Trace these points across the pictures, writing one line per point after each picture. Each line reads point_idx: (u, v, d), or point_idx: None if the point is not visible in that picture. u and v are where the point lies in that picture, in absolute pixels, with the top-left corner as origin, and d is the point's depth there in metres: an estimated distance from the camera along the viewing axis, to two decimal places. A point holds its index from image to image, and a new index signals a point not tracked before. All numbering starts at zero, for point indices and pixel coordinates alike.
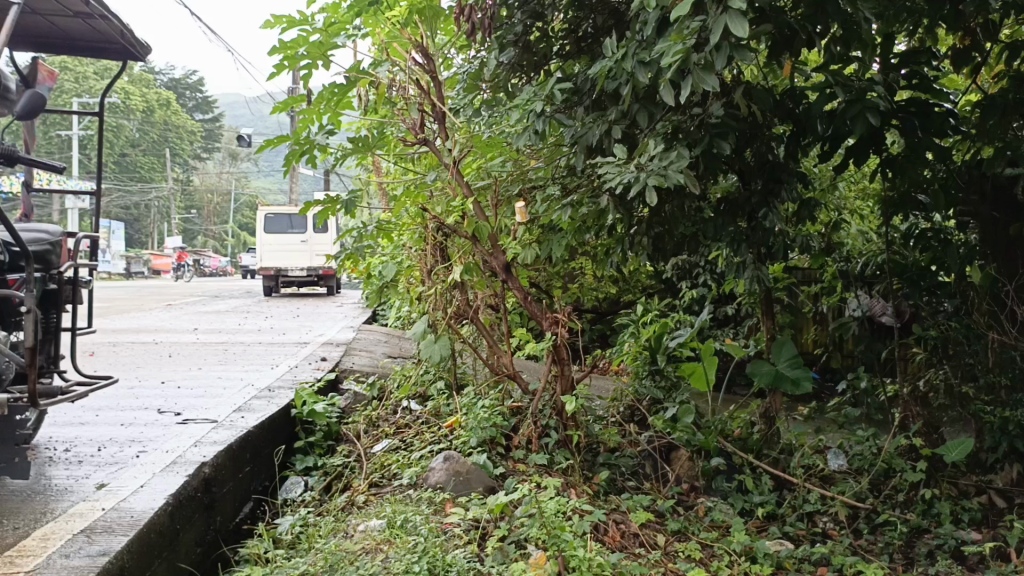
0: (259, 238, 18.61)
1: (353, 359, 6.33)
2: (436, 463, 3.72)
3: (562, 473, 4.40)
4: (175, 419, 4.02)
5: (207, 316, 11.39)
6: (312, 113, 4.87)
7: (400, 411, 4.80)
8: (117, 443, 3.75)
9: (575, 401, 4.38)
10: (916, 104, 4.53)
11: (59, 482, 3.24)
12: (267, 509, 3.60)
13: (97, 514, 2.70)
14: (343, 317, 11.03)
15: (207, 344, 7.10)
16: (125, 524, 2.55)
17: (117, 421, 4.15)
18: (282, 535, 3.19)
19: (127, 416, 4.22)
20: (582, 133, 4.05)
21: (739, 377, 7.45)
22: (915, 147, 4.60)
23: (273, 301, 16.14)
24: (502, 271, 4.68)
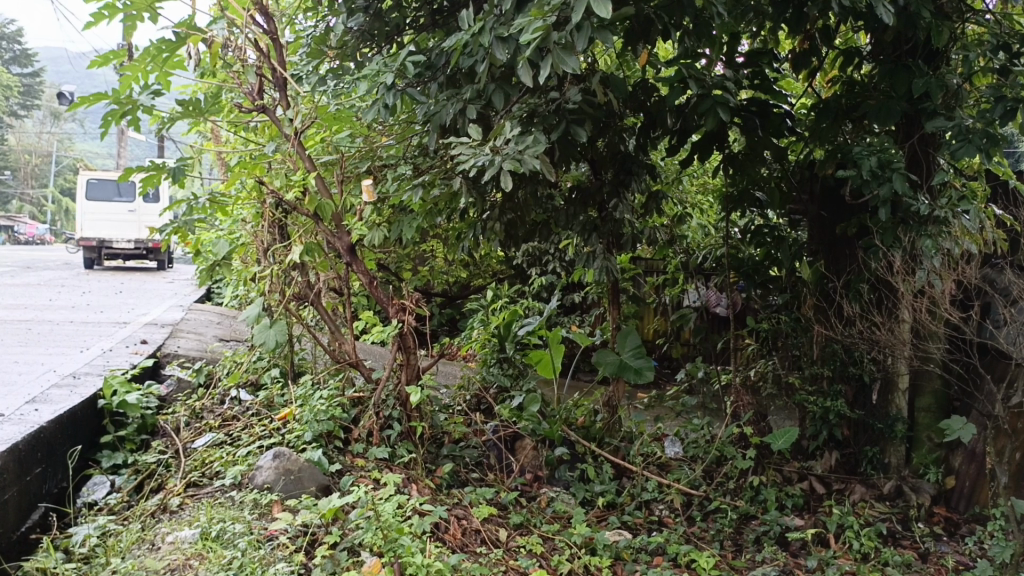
0: (80, 206, 17.13)
1: (179, 342, 5.82)
2: (264, 460, 3.41)
3: (403, 467, 4.20)
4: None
5: (15, 290, 10.24)
6: (136, 71, 4.32)
7: (227, 401, 4.42)
8: None
9: (420, 393, 4.20)
10: (757, 103, 4.66)
11: None
12: (61, 518, 3.10)
13: None
14: (173, 295, 10.26)
15: (8, 321, 6.31)
16: None
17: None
18: (74, 549, 2.79)
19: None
20: (436, 111, 3.84)
21: (584, 365, 7.51)
22: (755, 146, 4.74)
23: (95, 275, 14.82)
24: (346, 253, 4.39)
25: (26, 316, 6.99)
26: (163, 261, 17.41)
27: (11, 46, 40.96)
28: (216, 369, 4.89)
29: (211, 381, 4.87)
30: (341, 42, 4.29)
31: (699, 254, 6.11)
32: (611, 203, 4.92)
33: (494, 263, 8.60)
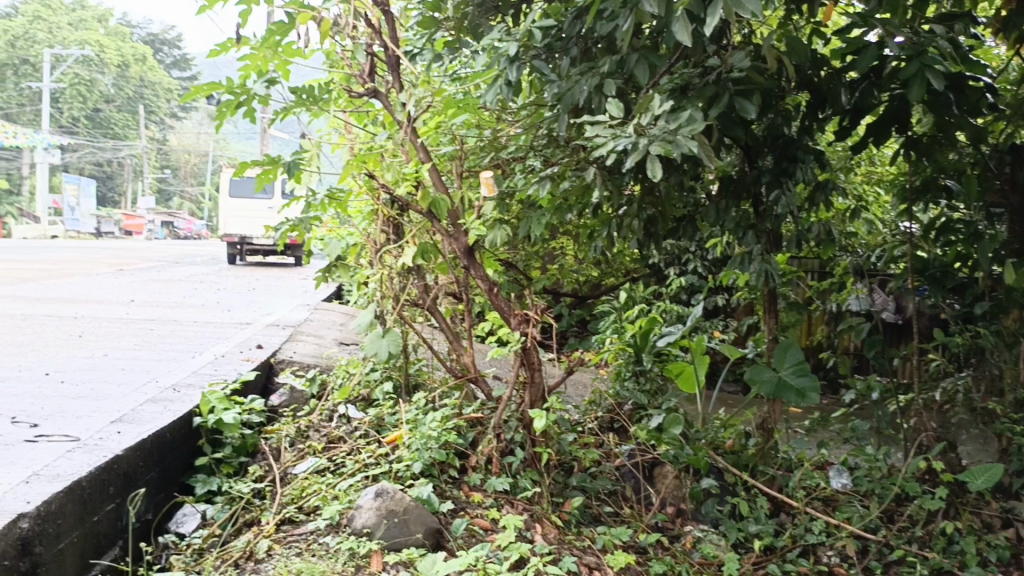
0: (224, 202, 17.67)
1: (293, 346, 5.49)
2: (364, 498, 2.89)
3: (526, 503, 3.63)
4: (8, 417, 3.00)
5: (157, 286, 10.42)
6: (255, 60, 3.88)
7: (335, 419, 4.01)
8: None
9: (546, 418, 3.60)
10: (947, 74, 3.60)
11: None
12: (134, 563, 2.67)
13: None
14: (303, 294, 10.17)
15: (133, 321, 6.20)
16: None
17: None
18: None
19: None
20: (564, 90, 3.27)
21: (729, 377, 6.72)
22: (945, 127, 3.72)
23: (235, 271, 15.14)
24: (462, 257, 3.79)
25: (154, 314, 6.89)
26: (300, 257, 17.68)
27: (172, 52, 43.77)
28: (329, 378, 4.64)
29: (324, 391, 4.60)
30: (459, 12, 3.72)
31: (873, 254, 5.21)
32: (770, 193, 3.99)
33: (628, 263, 7.93)
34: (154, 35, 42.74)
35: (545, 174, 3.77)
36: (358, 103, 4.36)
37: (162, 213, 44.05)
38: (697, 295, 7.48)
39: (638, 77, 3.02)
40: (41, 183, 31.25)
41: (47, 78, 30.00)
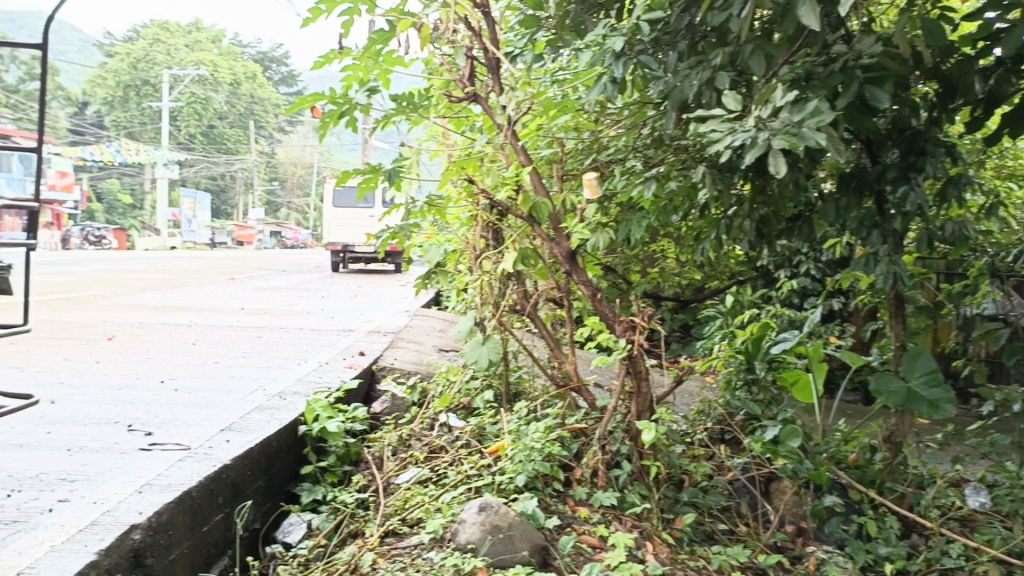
0: (328, 212, 18.14)
1: (395, 353, 5.49)
2: (468, 512, 2.80)
3: (635, 519, 3.47)
4: (124, 425, 3.07)
5: (264, 294, 10.71)
6: (357, 70, 3.88)
7: (437, 427, 3.95)
8: (58, 450, 2.76)
9: (655, 431, 3.43)
10: None
11: None
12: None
13: None
14: (404, 300, 10.27)
15: (243, 328, 6.36)
16: None
17: (70, 420, 3.18)
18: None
19: (92, 411, 3.28)
20: (673, 86, 3.11)
21: (846, 385, 6.34)
22: None
23: (338, 279, 15.48)
24: (564, 262, 3.65)
25: (262, 322, 7.05)
26: (400, 265, 17.95)
27: (280, 69, 45.51)
28: (430, 386, 4.60)
29: (425, 399, 4.57)
30: (560, 10, 3.55)
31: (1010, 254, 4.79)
32: (896, 190, 3.62)
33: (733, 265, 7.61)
34: (263, 53, 44.56)
35: (651, 176, 3.60)
36: (458, 108, 4.30)
37: (270, 224, 45.79)
38: (809, 299, 7.12)
39: (753, 68, 2.83)
40: (159, 197, 32.96)
41: (165, 97, 31.69)
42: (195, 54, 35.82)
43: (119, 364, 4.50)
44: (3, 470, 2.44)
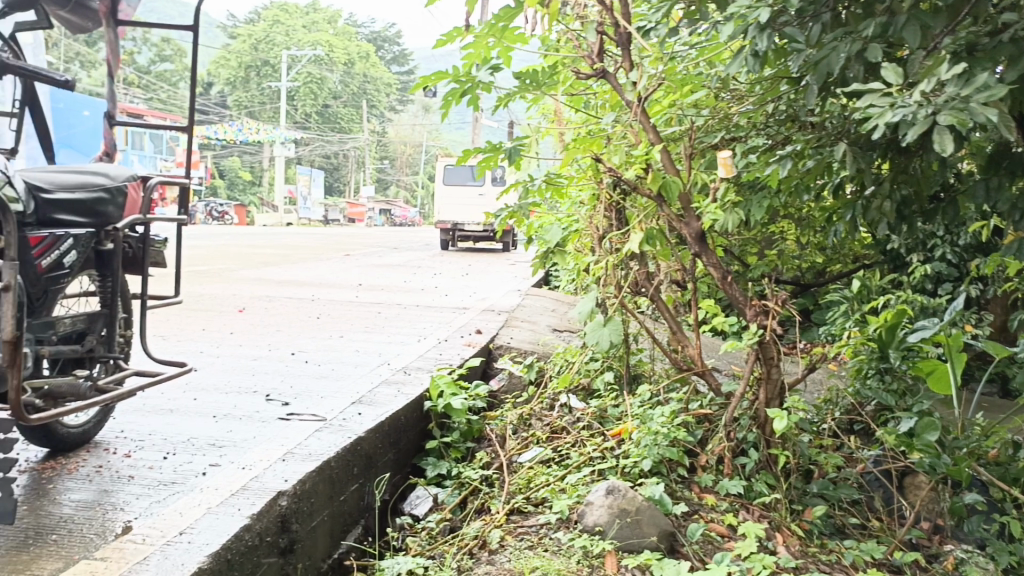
0: (438, 191, 18.39)
1: (511, 332, 5.51)
2: (595, 494, 2.77)
3: (763, 508, 3.36)
4: (262, 395, 3.20)
5: (378, 271, 10.95)
6: (478, 48, 3.86)
7: (557, 407, 3.93)
8: (204, 416, 2.90)
9: (786, 419, 3.30)
10: None
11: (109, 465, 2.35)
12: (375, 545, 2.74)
13: (137, 539, 1.83)
14: (514, 279, 10.29)
15: (363, 304, 6.52)
16: (166, 562, 1.70)
17: (212, 388, 3.34)
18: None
19: (231, 380, 3.43)
20: (818, 58, 2.96)
21: (984, 377, 5.96)
22: None
23: (447, 257, 15.68)
24: (694, 243, 3.54)
25: (379, 298, 7.21)
26: (508, 243, 18.03)
27: (391, 49, 46.34)
28: (547, 366, 4.59)
29: (541, 378, 4.57)
30: None
31: None
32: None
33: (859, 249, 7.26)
34: (376, 34, 45.46)
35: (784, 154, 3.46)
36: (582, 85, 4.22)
37: (380, 202, 46.89)
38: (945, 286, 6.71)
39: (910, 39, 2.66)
40: (277, 175, 34.24)
41: (283, 77, 32.81)
42: (311, 36, 36.89)
43: (251, 336, 4.70)
44: (158, 432, 2.59)
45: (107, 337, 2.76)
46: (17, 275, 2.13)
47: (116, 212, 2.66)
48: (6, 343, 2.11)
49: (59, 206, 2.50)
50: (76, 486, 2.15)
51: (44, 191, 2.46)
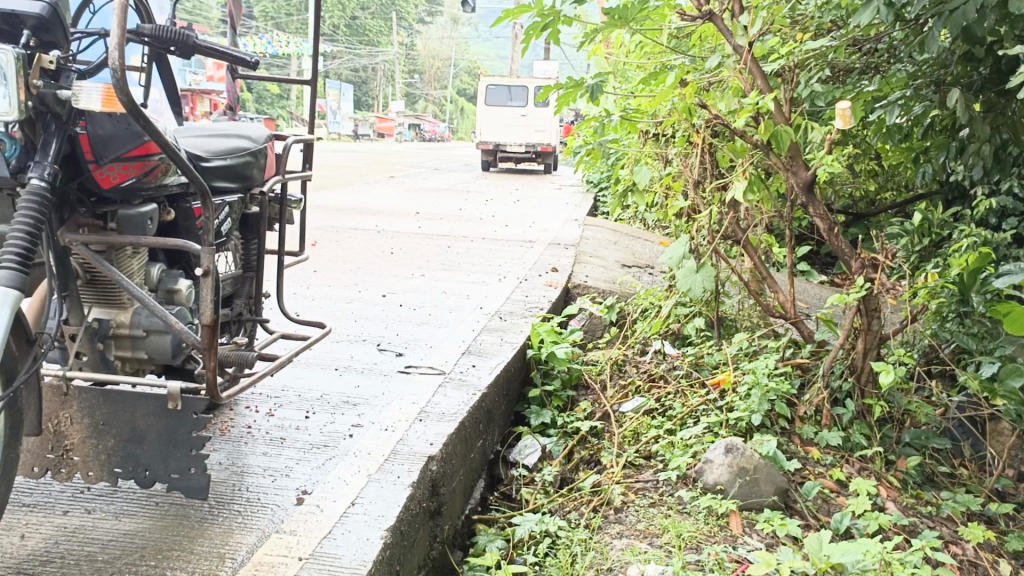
0: (480, 110, 18.09)
1: (585, 269, 5.48)
2: (713, 452, 2.81)
3: (862, 461, 3.39)
4: (374, 344, 3.25)
5: (429, 196, 10.87)
6: None
7: (650, 354, 3.95)
8: (326, 368, 2.96)
9: (892, 373, 3.26)
10: None
11: (257, 427, 2.45)
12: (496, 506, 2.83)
13: (312, 518, 1.92)
14: (566, 206, 10.17)
15: (429, 237, 6.51)
16: (349, 544, 1.77)
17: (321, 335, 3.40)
18: (523, 560, 2.41)
19: (339, 326, 3.48)
20: (953, 6, 2.82)
21: None
22: None
23: (490, 179, 15.51)
24: (803, 194, 3.44)
25: (442, 230, 7.19)
26: (550, 164, 17.78)
27: None
28: (628, 307, 4.58)
29: (623, 320, 4.56)
30: None
31: None
32: None
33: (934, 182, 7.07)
34: None
35: (893, 99, 3.51)
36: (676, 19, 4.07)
37: (411, 118, 46.30)
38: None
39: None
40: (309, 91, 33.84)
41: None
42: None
43: (337, 274, 4.74)
44: (292, 388, 2.69)
45: (252, 296, 2.64)
46: (215, 259, 1.99)
47: (258, 175, 2.45)
48: (204, 328, 2.01)
49: (228, 175, 2.31)
50: (233, 449, 2.30)
51: (202, 160, 2.24)
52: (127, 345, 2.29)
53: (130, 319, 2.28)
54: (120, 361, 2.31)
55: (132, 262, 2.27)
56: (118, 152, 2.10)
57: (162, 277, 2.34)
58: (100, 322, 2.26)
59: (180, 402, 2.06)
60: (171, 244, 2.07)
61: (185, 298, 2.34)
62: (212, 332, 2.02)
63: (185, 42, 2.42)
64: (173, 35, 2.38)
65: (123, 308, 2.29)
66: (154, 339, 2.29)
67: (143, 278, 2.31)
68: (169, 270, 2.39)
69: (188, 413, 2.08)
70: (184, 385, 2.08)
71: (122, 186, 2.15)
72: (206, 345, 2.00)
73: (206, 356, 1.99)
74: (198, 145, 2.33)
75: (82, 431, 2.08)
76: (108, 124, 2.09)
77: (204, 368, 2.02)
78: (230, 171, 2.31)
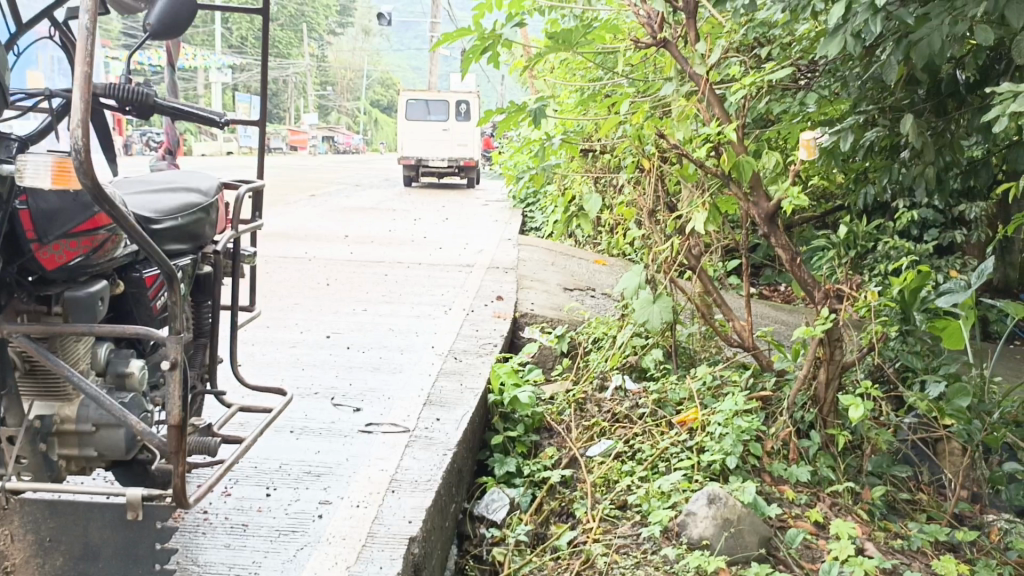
0: (399, 124, 17.80)
1: (529, 293, 5.32)
2: (694, 503, 2.71)
3: (830, 496, 3.35)
4: (328, 399, 3.04)
5: (354, 215, 10.54)
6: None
7: (610, 390, 3.83)
8: (281, 433, 2.73)
9: (861, 407, 3.25)
10: None
11: (215, 512, 2.23)
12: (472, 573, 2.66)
13: None
14: (496, 223, 10.03)
15: (363, 263, 6.26)
16: None
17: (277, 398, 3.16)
18: None
19: (286, 377, 3.26)
20: (918, 37, 2.83)
21: (989, 329, 6.03)
22: None
23: (413, 195, 15.24)
24: (764, 225, 3.38)
25: (375, 255, 6.94)
26: (473, 178, 17.64)
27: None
28: (579, 337, 4.44)
29: (574, 350, 4.41)
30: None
31: None
32: None
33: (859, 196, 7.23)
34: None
35: (847, 124, 3.46)
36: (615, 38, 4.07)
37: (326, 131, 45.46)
38: (929, 230, 6.71)
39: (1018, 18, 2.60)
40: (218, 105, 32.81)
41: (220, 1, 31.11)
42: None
43: (274, 312, 4.46)
44: (248, 458, 2.50)
45: (207, 364, 2.41)
46: (184, 349, 1.78)
47: (211, 232, 2.23)
48: (171, 430, 1.79)
49: (179, 239, 2.11)
50: (188, 541, 2.08)
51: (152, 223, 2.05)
52: (72, 443, 2.04)
53: (77, 412, 2.03)
54: (66, 459, 2.06)
55: (78, 346, 2.03)
56: (66, 229, 1.88)
57: (112, 361, 2.07)
58: (42, 420, 2.00)
59: (141, 512, 1.88)
60: (131, 333, 1.79)
61: (138, 383, 2.06)
62: (181, 433, 1.80)
63: (142, 102, 2.35)
64: (130, 95, 2.31)
65: (68, 400, 2.03)
66: (104, 434, 2.04)
67: (90, 361, 2.07)
68: (117, 348, 2.13)
69: (150, 523, 1.92)
70: (146, 491, 1.89)
71: (69, 265, 1.93)
72: (173, 449, 1.78)
73: (174, 461, 1.76)
74: (148, 206, 2.09)
75: (26, 550, 1.96)
76: (53, 196, 1.86)
77: (172, 475, 1.80)
78: (180, 234, 2.11)
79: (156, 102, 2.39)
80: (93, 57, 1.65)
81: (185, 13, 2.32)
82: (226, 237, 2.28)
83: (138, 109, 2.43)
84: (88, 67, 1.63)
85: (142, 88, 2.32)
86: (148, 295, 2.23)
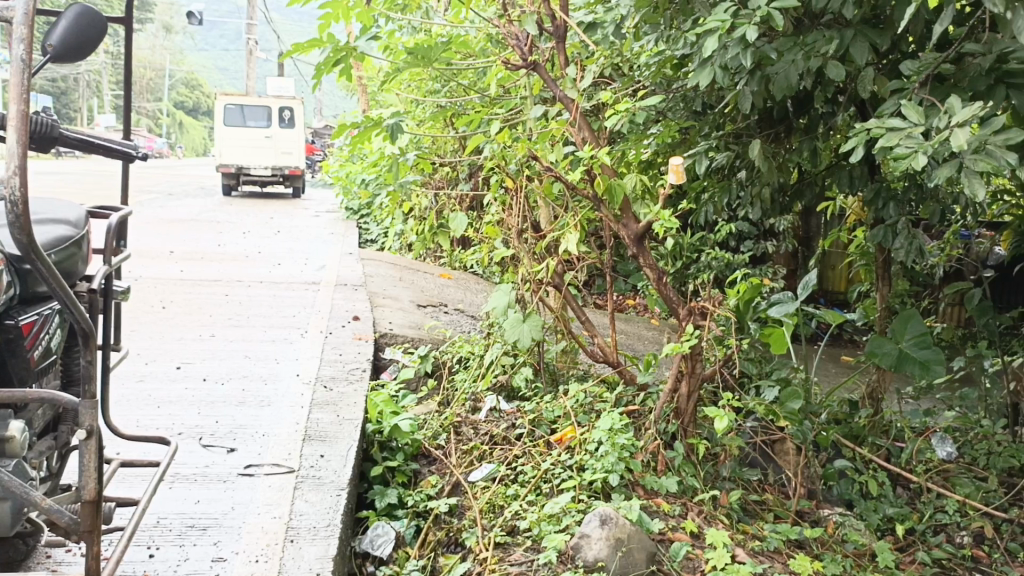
0: (217, 130, 16.85)
1: (384, 312, 5.16)
2: (586, 525, 2.74)
3: (697, 503, 3.49)
4: (197, 441, 3.06)
5: (175, 228, 9.83)
6: (336, 7, 3.67)
7: (484, 412, 3.80)
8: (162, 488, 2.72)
9: (726, 419, 3.43)
10: None
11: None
12: None
13: None
14: (331, 237, 9.72)
15: (200, 283, 5.84)
16: None
17: (153, 448, 3.13)
18: None
19: (142, 417, 3.19)
20: (775, 71, 3.04)
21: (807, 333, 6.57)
22: None
23: (235, 205, 14.46)
24: (633, 245, 3.49)
25: (209, 273, 6.50)
26: (297, 187, 17.01)
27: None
28: (443, 356, 4.33)
29: (437, 370, 4.29)
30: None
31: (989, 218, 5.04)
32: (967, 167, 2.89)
33: None
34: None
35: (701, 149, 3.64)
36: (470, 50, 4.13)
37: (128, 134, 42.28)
38: (745, 242, 7.24)
39: (862, 54, 2.86)
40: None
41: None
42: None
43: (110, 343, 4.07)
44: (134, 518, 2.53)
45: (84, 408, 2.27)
46: (98, 417, 1.79)
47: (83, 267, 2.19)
48: (87, 506, 1.78)
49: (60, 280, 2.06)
50: None
51: None
52: None
53: None
54: None
55: None
56: None
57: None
58: None
59: None
60: (33, 397, 1.74)
61: (20, 447, 1.89)
62: (94, 509, 1.80)
63: (45, 133, 2.31)
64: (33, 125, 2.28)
65: None
66: None
67: None
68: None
69: None
70: None
71: None
72: (89, 526, 1.77)
73: (89, 540, 1.77)
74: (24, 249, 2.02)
75: None
76: None
77: (87, 553, 1.77)
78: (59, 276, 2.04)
79: (60, 133, 2.34)
80: (29, 93, 1.62)
81: (95, 32, 2.07)
82: (99, 273, 2.11)
83: (39, 144, 2.36)
84: (23, 106, 1.61)
85: (46, 118, 2.28)
86: (25, 345, 2.05)
